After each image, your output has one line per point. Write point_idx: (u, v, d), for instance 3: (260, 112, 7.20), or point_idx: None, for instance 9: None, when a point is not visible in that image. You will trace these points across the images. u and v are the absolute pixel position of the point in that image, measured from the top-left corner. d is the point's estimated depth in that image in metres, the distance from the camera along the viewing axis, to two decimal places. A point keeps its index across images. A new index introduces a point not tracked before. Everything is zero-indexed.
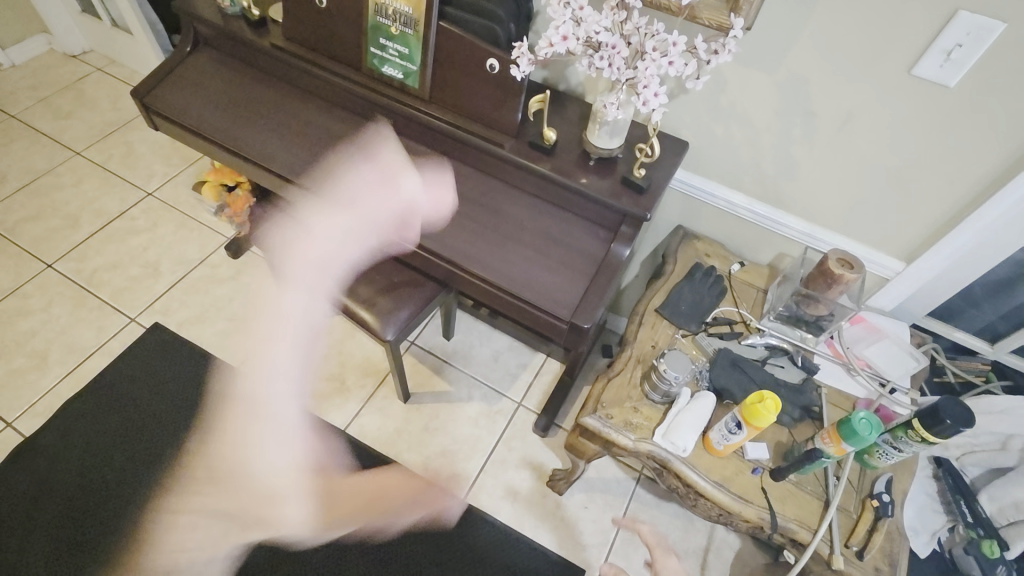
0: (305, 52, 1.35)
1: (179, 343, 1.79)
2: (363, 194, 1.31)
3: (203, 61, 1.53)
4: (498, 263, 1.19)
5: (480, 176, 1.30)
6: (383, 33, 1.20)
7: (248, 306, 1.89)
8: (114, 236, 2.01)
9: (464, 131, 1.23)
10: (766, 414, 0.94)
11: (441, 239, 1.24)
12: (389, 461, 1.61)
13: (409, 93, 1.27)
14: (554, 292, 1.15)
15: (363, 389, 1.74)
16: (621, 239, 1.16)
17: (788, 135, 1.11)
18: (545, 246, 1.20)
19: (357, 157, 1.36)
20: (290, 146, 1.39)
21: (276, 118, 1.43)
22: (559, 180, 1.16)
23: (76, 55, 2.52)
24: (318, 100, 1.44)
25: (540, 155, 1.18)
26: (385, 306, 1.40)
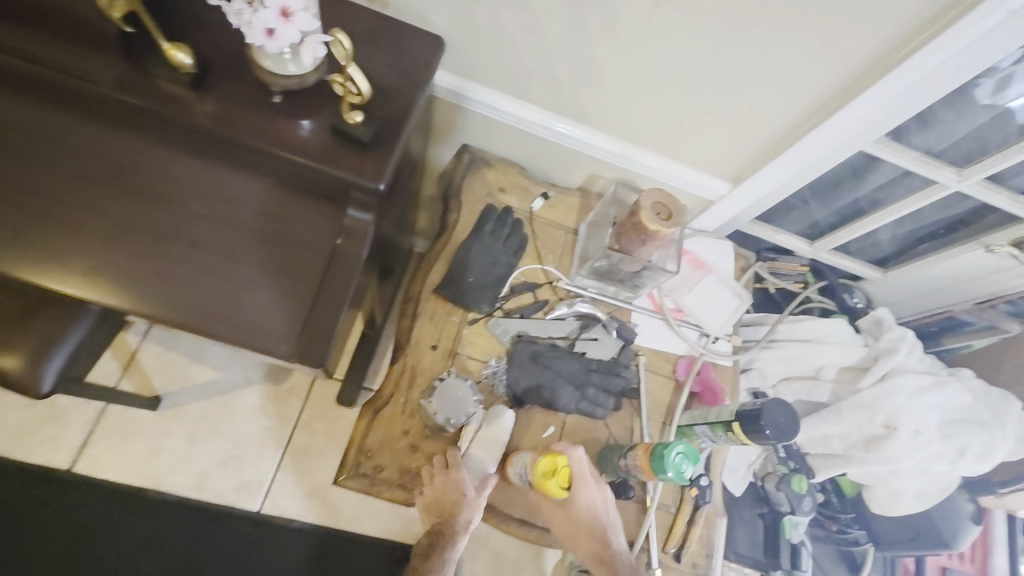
0: None
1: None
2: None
3: None
4: (164, 287, 0.72)
5: (94, 126, 0.74)
6: None
7: None
8: None
9: (15, 52, 0.64)
10: (551, 483, 0.74)
11: (47, 258, 0.70)
12: (148, 494, 1.24)
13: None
14: (262, 319, 0.73)
15: (87, 407, 1.26)
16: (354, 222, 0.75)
17: (581, 26, 0.72)
18: (239, 245, 0.74)
19: None
20: None
21: None
22: (220, 135, 0.67)
23: None
24: None
25: (180, 94, 0.67)
26: (31, 343, 0.88)
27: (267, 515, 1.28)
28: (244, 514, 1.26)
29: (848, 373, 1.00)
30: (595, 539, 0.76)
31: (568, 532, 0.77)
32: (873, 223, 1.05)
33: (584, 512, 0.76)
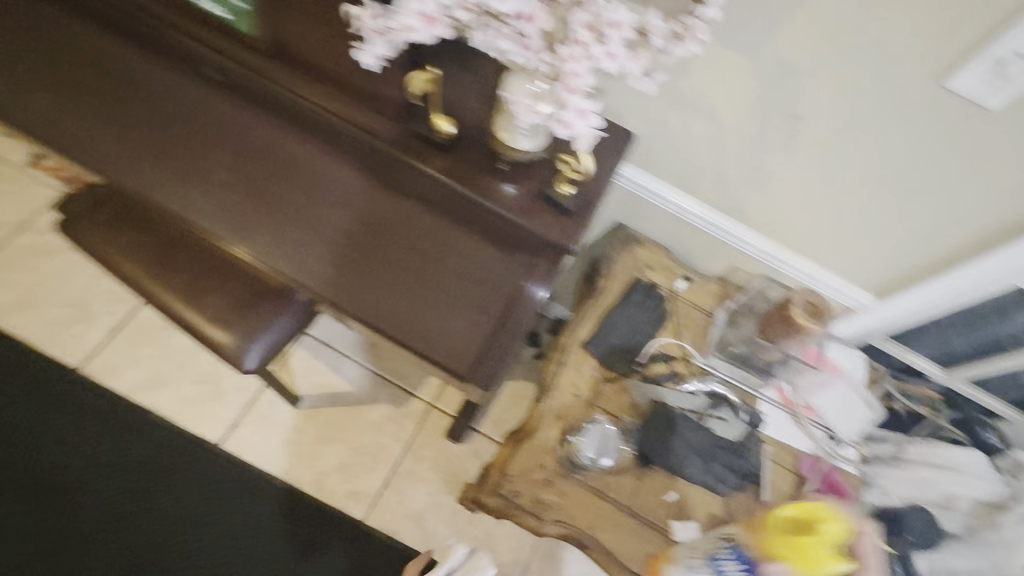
0: None
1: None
2: (190, 193, 0.92)
3: None
4: (381, 302, 0.89)
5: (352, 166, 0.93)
6: None
7: (92, 288, 1.52)
8: None
9: (323, 111, 0.84)
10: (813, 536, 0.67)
11: (302, 265, 0.91)
12: (274, 481, 1.38)
13: (246, 43, 0.84)
14: (448, 340, 0.88)
15: (243, 392, 1.46)
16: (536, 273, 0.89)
17: (763, 140, 0.85)
18: (440, 278, 0.90)
19: (179, 134, 0.94)
20: (77, 108, 0.95)
21: (54, 57, 0.96)
22: (452, 188, 0.84)
23: None
24: (106, 32, 0.95)
25: (435, 153, 0.85)
26: (245, 326, 1.08)
27: (367, 525, 1.38)
28: (349, 519, 1.37)
29: (981, 508, 0.97)
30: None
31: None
32: (1019, 361, 1.04)
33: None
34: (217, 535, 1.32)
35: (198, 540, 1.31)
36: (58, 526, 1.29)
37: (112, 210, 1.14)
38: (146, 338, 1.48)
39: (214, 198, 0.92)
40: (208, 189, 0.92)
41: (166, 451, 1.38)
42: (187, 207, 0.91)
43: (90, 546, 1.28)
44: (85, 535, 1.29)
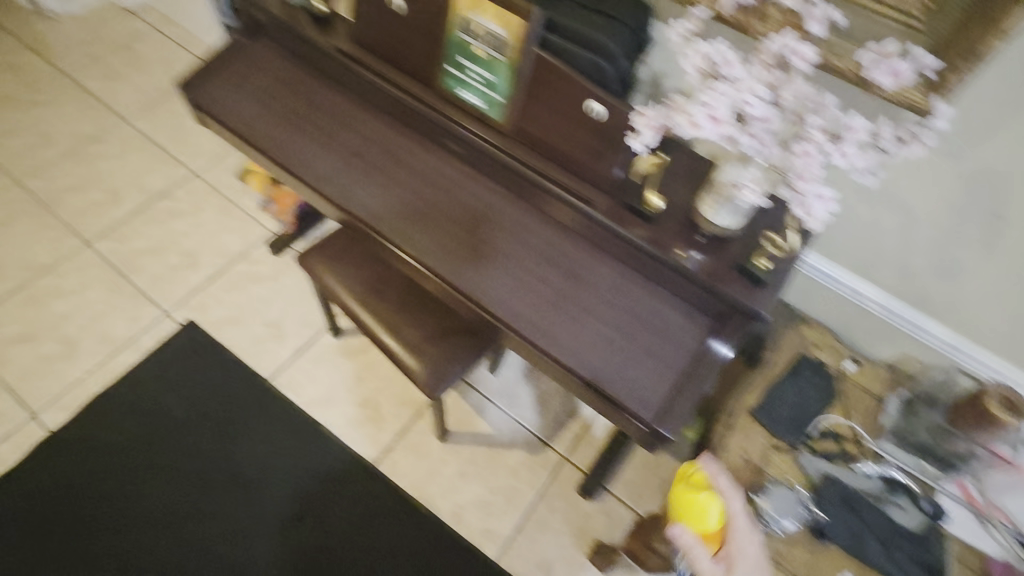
0: (369, 57, 1.14)
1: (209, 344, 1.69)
2: (422, 235, 1.10)
3: (259, 51, 1.31)
4: (576, 347, 1.00)
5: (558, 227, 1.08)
6: (469, 55, 0.99)
7: (286, 311, 1.77)
8: (158, 217, 1.93)
9: (550, 181, 1.02)
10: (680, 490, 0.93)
11: (510, 304, 1.03)
12: (420, 508, 1.49)
13: (488, 123, 1.06)
14: (634, 387, 0.97)
15: (398, 420, 1.61)
16: (721, 335, 0.96)
17: (960, 237, 0.89)
18: (629, 329, 1.00)
19: (418, 188, 1.13)
20: (342, 162, 1.17)
21: (329, 122, 1.21)
22: (652, 252, 0.96)
23: (135, 9, 2.50)
24: (372, 108, 1.20)
25: (642, 224, 0.98)
26: (435, 355, 1.23)
27: (499, 566, 1.44)
28: (483, 556, 1.44)
29: None
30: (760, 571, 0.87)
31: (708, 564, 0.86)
32: None
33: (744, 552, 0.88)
34: (367, 551, 1.44)
35: (350, 551, 1.44)
36: (236, 518, 1.46)
37: (336, 246, 1.36)
38: (323, 360, 1.69)
39: (441, 241, 1.09)
40: (436, 234, 1.09)
41: (331, 464, 1.53)
42: (420, 247, 1.08)
43: (261, 539, 1.44)
44: (257, 528, 1.45)
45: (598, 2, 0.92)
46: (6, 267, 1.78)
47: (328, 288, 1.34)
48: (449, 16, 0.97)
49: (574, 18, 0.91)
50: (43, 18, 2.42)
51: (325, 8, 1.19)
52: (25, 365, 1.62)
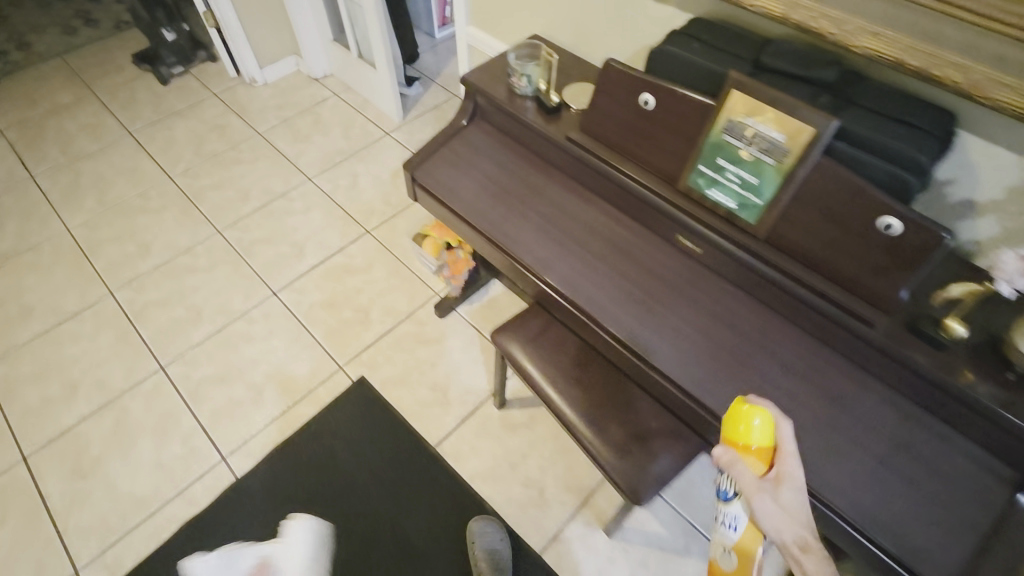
0: (603, 150, 1.13)
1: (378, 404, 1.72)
2: (654, 336, 1.05)
3: (475, 134, 1.35)
4: (841, 482, 0.89)
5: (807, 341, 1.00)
6: (731, 157, 0.95)
7: (450, 376, 1.79)
8: (334, 272, 2.04)
9: (810, 293, 0.95)
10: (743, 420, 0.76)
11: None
12: None
13: (736, 225, 1.00)
14: (917, 541, 0.84)
15: (563, 506, 1.54)
16: None
17: None
18: (907, 470, 0.88)
19: (647, 284, 1.10)
20: (566, 252, 1.17)
21: (550, 210, 1.22)
22: (945, 381, 0.85)
23: (318, 78, 2.77)
24: (596, 199, 1.20)
25: (931, 351, 0.87)
26: (641, 457, 1.15)
27: None
28: None
29: None
30: (803, 532, 0.70)
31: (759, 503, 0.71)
32: None
33: (790, 493, 0.72)
34: None
35: None
36: None
37: (535, 327, 1.35)
38: (487, 432, 1.67)
39: (676, 345, 1.04)
40: (670, 337, 1.05)
41: None
42: (653, 351, 1.04)
43: None
44: None
45: (897, 110, 0.85)
46: (204, 310, 1.94)
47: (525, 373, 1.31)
48: (714, 117, 0.94)
49: (868, 126, 0.84)
50: (245, 87, 2.74)
51: (557, 99, 1.22)
52: (216, 407, 1.72)
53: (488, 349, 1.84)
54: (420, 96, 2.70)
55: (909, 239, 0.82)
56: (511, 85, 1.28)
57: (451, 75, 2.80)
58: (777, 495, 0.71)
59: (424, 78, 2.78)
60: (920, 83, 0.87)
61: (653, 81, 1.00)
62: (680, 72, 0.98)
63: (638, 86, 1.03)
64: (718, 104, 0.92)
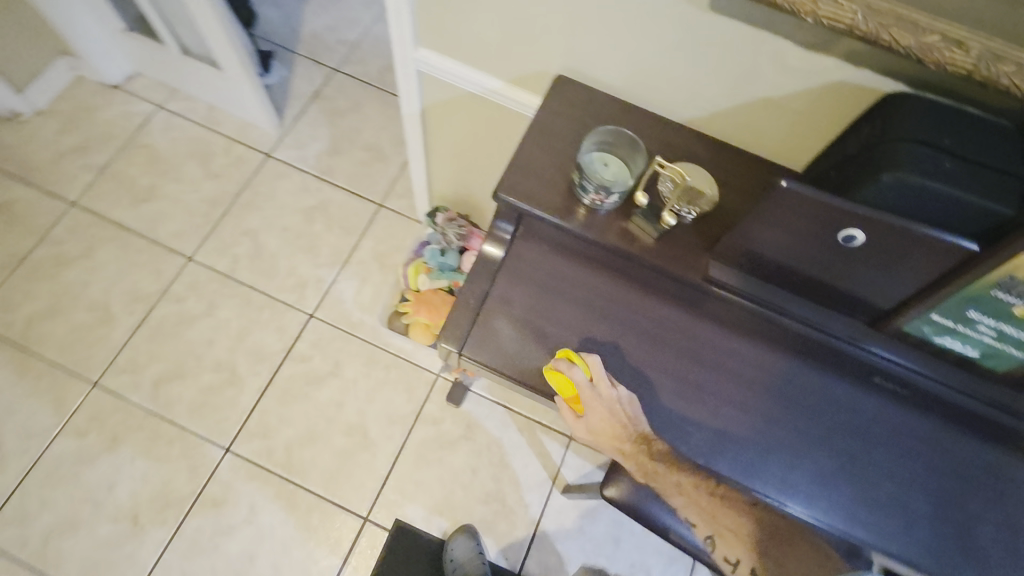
0: (765, 290, 0.83)
1: (456, 538, 1.42)
2: (880, 516, 0.84)
3: (533, 257, 0.93)
4: None
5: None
6: (995, 312, 0.69)
7: (501, 478, 1.53)
8: (297, 391, 1.55)
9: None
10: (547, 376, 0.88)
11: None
12: None
13: (973, 373, 0.80)
14: None
15: None
16: None
17: None
18: None
19: (835, 439, 0.87)
20: (728, 422, 0.87)
21: (683, 364, 0.89)
22: None
23: (118, 85, 1.85)
24: (741, 333, 0.90)
25: None
26: None
27: None
28: None
29: None
30: (617, 443, 0.89)
31: (586, 435, 0.91)
32: None
33: (605, 425, 0.88)
34: None
35: None
36: None
37: None
38: (568, 528, 1.49)
39: (894, 511, 0.84)
40: (900, 511, 0.84)
41: None
42: (885, 535, 0.83)
43: None
44: None
45: None
46: (143, 513, 1.40)
47: (666, 532, 1.08)
48: (983, 272, 0.65)
49: None
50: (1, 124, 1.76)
51: (671, 219, 0.83)
52: None
53: (526, 429, 1.58)
54: (287, 83, 1.95)
55: None
56: (580, 197, 0.86)
57: (314, 37, 2.02)
58: (591, 420, 0.88)
59: (279, 51, 1.99)
60: None
61: (868, 220, 0.67)
62: (920, 204, 0.65)
63: (843, 221, 0.68)
64: (996, 259, 0.63)
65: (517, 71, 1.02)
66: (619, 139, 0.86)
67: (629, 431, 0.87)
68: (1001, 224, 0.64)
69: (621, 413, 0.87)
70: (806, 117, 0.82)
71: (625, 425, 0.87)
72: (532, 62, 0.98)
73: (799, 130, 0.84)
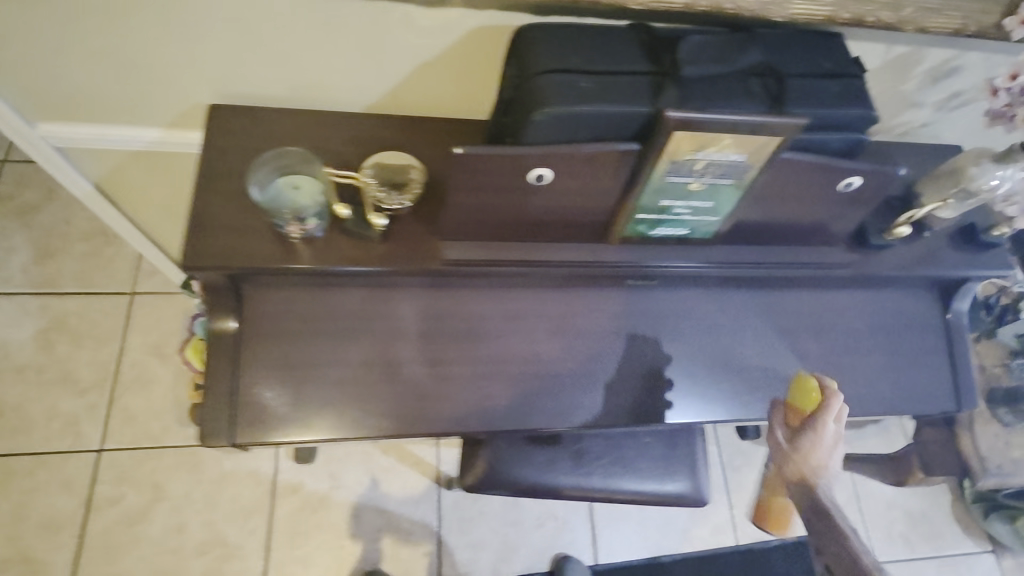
0: (501, 251, 0.81)
1: None
2: (684, 396, 0.94)
3: (272, 310, 0.83)
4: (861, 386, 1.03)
5: (783, 293, 1.00)
6: (678, 194, 0.75)
7: (386, 508, 1.47)
8: (120, 540, 1.33)
9: (788, 265, 0.92)
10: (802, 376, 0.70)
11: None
12: (661, 557, 1.55)
13: (695, 245, 0.87)
14: (917, 392, 1.05)
15: (578, 510, 1.54)
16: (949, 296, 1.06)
17: None
18: (887, 340, 1.05)
19: (622, 345, 0.93)
20: (530, 377, 0.90)
21: (471, 343, 0.88)
22: (885, 270, 0.97)
23: None
24: (510, 291, 0.89)
25: (875, 253, 0.95)
26: (674, 468, 1.15)
27: (745, 545, 1.61)
28: (729, 548, 1.59)
29: None
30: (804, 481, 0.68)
31: (786, 455, 0.69)
32: None
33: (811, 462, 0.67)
34: None
35: None
36: None
37: (505, 443, 1.12)
38: (468, 519, 1.49)
39: (688, 385, 0.94)
40: (692, 384, 0.95)
41: None
42: (696, 411, 0.94)
43: None
44: None
45: (818, 63, 0.72)
46: None
47: (534, 489, 1.11)
48: (652, 162, 0.70)
49: (823, 101, 0.70)
50: None
51: (380, 219, 0.79)
52: None
53: (393, 450, 1.51)
54: None
55: (876, 178, 0.79)
56: (279, 232, 0.78)
57: None
58: (801, 440, 0.68)
59: None
60: (811, 26, 0.74)
61: (540, 157, 0.68)
62: (577, 126, 0.66)
63: (524, 164, 0.69)
64: (652, 152, 0.68)
65: (165, 113, 0.87)
66: (291, 156, 0.77)
67: (827, 478, 0.67)
68: (647, 119, 0.66)
69: (834, 455, 0.67)
70: (468, 70, 0.80)
71: (826, 465, 0.67)
72: (175, 99, 0.84)
73: (470, 84, 0.83)
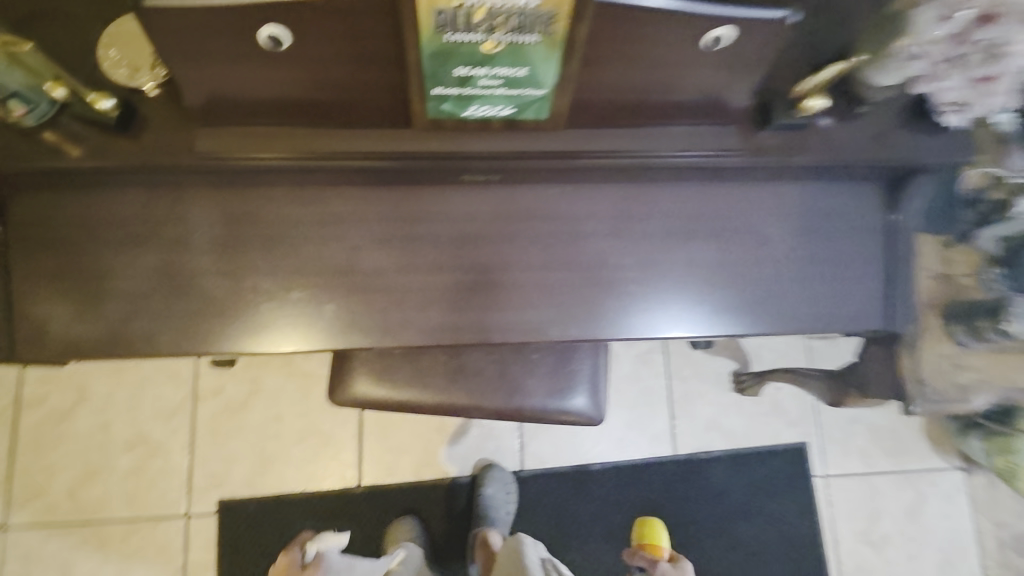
0: (279, 141, 0.67)
1: None
2: (536, 308, 0.82)
3: (42, 214, 0.74)
4: (771, 299, 0.86)
5: (668, 191, 0.83)
6: (473, 59, 0.56)
7: (306, 413, 1.47)
8: (52, 436, 1.41)
9: (669, 154, 0.73)
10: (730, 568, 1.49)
11: (687, 313, 0.84)
12: (590, 466, 1.52)
13: (531, 131, 0.70)
14: (843, 306, 0.87)
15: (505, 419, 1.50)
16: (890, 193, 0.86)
17: None
18: (809, 244, 0.86)
19: (461, 252, 0.80)
20: (350, 286, 0.79)
21: (277, 251, 0.77)
22: (801, 159, 0.76)
23: None
24: (323, 191, 0.77)
25: (787, 136, 0.75)
26: (564, 382, 1.06)
27: (682, 455, 1.55)
28: (665, 458, 1.54)
29: None
30: None
31: None
32: None
33: None
34: (578, 530, 1.49)
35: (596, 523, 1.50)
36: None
37: (377, 355, 1.05)
38: (389, 425, 1.48)
39: (540, 296, 0.82)
40: (552, 298, 0.82)
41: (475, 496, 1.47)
42: (549, 325, 0.82)
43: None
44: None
45: None
46: None
47: (408, 404, 1.05)
48: (414, 15, 0.52)
49: None
50: None
51: (106, 100, 0.64)
52: None
53: (313, 357, 1.48)
54: None
55: (745, 34, 0.59)
56: None
57: None
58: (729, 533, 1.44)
59: None
60: None
61: (252, 10, 0.52)
62: None
63: (238, 22, 0.53)
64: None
65: None
66: None
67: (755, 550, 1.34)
68: None
69: None
70: None
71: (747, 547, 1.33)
72: None
73: None
